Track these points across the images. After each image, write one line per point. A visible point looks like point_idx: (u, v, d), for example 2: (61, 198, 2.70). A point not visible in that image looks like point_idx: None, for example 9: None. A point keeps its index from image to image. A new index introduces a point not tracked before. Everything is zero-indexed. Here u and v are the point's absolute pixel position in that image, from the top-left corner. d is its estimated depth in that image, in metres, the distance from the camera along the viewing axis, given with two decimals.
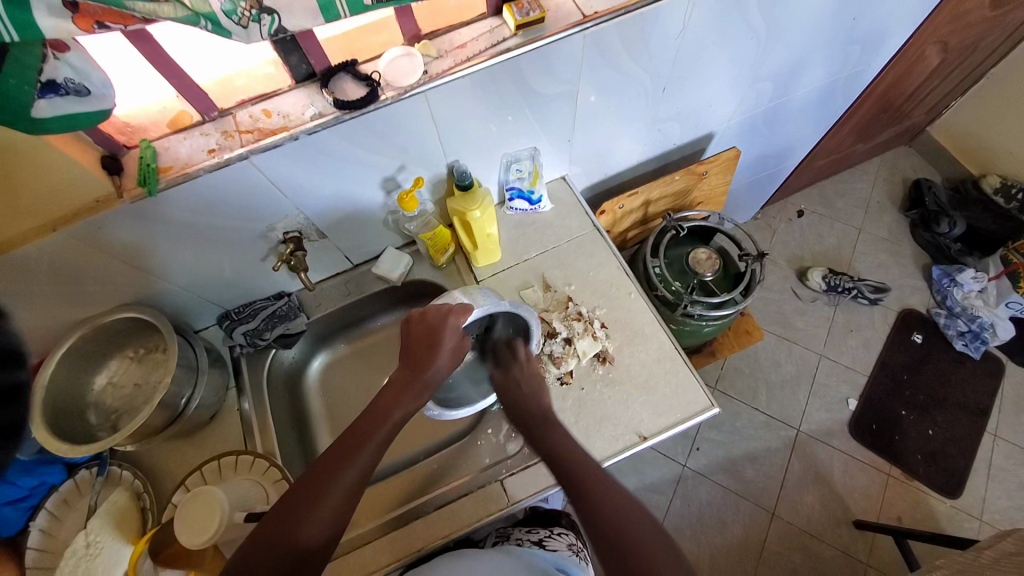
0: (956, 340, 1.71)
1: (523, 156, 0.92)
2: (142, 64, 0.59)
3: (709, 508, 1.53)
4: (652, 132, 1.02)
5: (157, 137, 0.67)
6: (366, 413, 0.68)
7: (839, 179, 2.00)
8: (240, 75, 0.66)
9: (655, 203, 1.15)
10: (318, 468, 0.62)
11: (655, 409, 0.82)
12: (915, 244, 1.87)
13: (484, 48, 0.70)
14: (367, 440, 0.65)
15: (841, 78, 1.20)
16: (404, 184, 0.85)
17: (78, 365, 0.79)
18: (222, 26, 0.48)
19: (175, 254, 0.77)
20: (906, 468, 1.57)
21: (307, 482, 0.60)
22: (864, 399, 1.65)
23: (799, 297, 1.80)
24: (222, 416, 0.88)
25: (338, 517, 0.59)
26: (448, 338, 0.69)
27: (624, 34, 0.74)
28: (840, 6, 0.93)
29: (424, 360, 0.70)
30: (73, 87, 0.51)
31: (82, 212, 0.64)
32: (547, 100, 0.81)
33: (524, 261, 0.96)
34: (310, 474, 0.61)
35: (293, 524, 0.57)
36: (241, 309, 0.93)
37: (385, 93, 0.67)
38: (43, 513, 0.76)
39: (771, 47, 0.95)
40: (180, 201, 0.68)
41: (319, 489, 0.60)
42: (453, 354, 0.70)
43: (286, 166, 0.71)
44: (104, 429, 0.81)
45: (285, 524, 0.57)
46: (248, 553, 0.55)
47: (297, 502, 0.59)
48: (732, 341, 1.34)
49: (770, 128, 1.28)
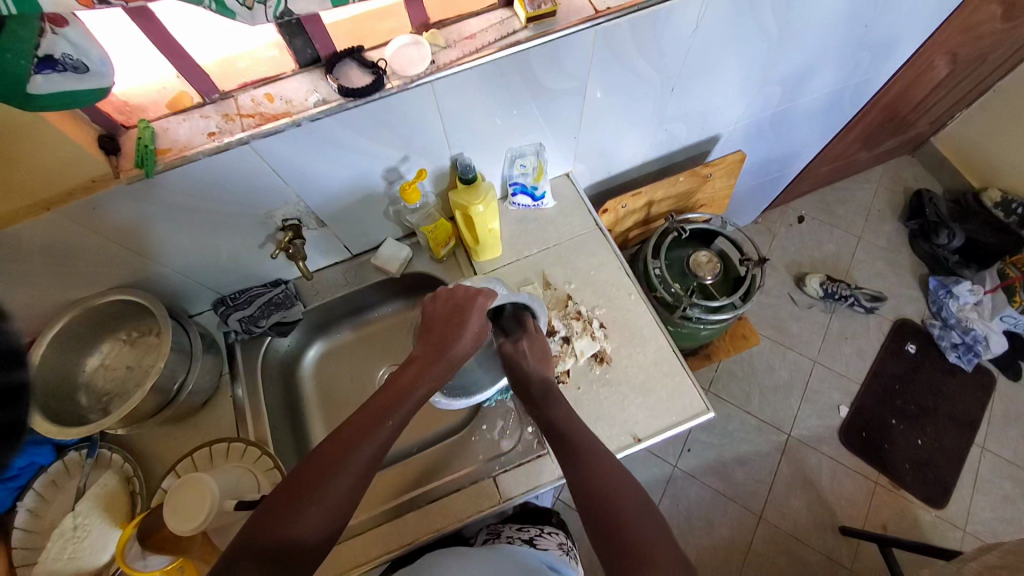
0: (950, 351, 1.72)
1: (528, 152, 0.90)
2: (143, 42, 0.57)
3: (697, 509, 1.54)
4: (657, 132, 1.02)
5: (156, 118, 0.65)
6: (385, 389, 0.68)
7: (841, 187, 2.00)
8: (242, 58, 0.65)
9: (657, 204, 1.14)
10: (337, 440, 0.61)
11: (650, 411, 0.82)
12: (913, 254, 1.88)
13: (493, 39, 0.69)
14: (388, 415, 0.65)
15: (849, 85, 1.19)
16: (407, 175, 0.84)
17: (69, 347, 0.78)
18: (227, 6, 0.47)
19: (171, 237, 0.76)
20: (893, 476, 1.58)
21: (325, 453, 0.59)
22: (856, 406, 1.66)
23: (795, 302, 1.81)
24: (215, 402, 0.87)
25: (354, 489, 0.59)
26: (473, 320, 0.74)
27: (635, 31, 0.73)
28: (853, 12, 0.92)
29: (449, 338, 0.73)
30: (71, 64, 0.50)
31: (78, 192, 0.63)
32: (554, 96, 0.80)
33: (525, 258, 0.95)
34: (328, 446, 0.60)
35: (315, 487, 0.56)
36: (237, 295, 0.92)
37: (391, 82, 0.66)
38: (31, 493, 0.75)
39: (783, 51, 0.94)
40: (182, 181, 0.67)
41: (342, 456, 0.59)
42: (476, 336, 0.75)
43: (290, 151, 0.69)
44: (95, 411, 0.80)
45: (302, 493, 0.56)
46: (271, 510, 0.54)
47: (314, 472, 0.58)
48: (728, 345, 1.34)
49: (776, 133, 1.28)
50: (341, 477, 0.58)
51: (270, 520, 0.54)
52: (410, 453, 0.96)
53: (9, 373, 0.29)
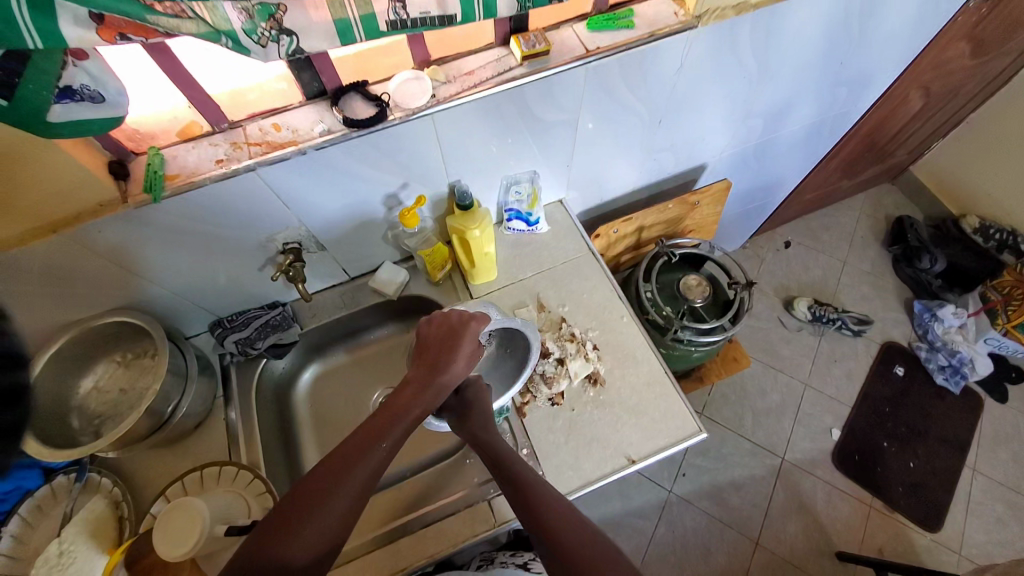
0: (937, 374, 1.75)
1: (523, 179, 0.94)
2: (159, 76, 0.60)
3: (693, 535, 1.52)
4: (648, 161, 1.06)
5: (166, 145, 0.68)
6: (380, 410, 0.68)
7: (826, 213, 2.07)
8: (252, 90, 0.67)
9: (648, 229, 1.18)
10: (330, 462, 0.61)
11: (644, 432, 0.83)
12: (897, 279, 1.93)
13: (491, 75, 0.73)
14: (383, 436, 0.65)
15: (828, 118, 1.26)
16: (406, 201, 0.86)
17: (64, 368, 0.78)
18: (242, 44, 0.50)
19: (172, 259, 0.77)
20: (887, 500, 1.58)
21: (317, 476, 0.59)
22: (847, 429, 1.68)
23: (785, 326, 1.84)
24: (209, 425, 0.87)
25: (347, 513, 0.58)
26: (466, 343, 0.73)
27: (625, 68, 0.78)
28: (829, 50, 0.99)
29: (443, 361, 0.72)
30: (89, 94, 0.53)
31: (85, 215, 0.65)
32: (549, 127, 0.84)
33: (519, 281, 0.98)
34: (321, 468, 0.60)
35: (303, 518, 0.56)
36: (234, 317, 0.93)
37: (393, 113, 0.70)
38: (16, 519, 0.73)
39: (764, 86, 1.00)
40: (186, 206, 0.69)
41: (331, 483, 0.59)
42: (470, 358, 0.74)
43: (294, 178, 0.72)
44: (86, 434, 0.80)
45: (293, 518, 0.56)
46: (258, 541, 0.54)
47: (306, 494, 0.58)
48: (720, 368, 1.36)
49: (761, 162, 1.33)
50: (333, 501, 0.58)
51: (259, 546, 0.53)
52: (404, 476, 0.95)
53: (10, 374, 0.31)
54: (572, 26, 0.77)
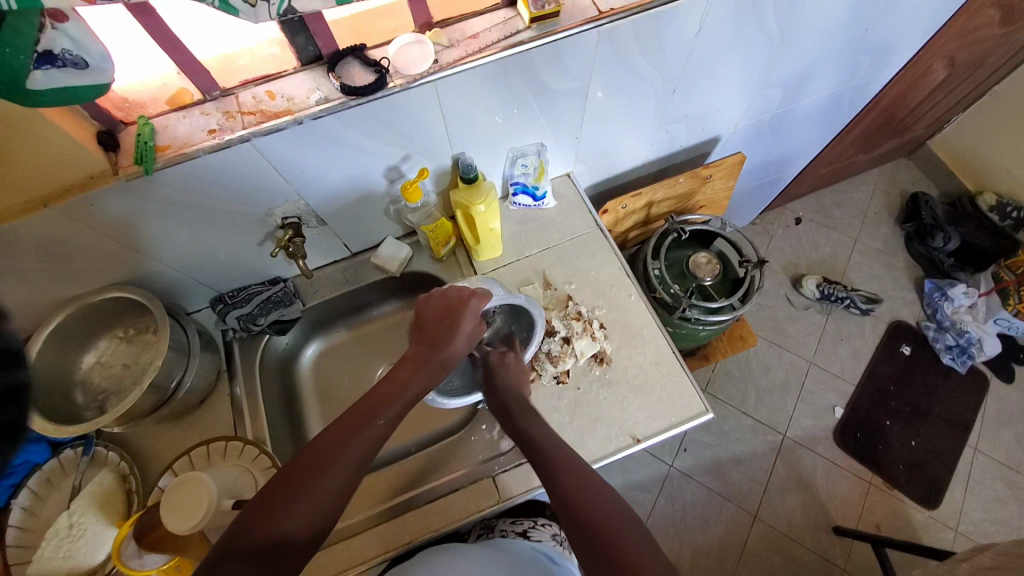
0: (944, 353, 1.73)
1: (529, 151, 0.90)
2: (144, 39, 0.57)
3: (693, 509, 1.55)
4: (659, 133, 1.02)
5: (156, 114, 0.65)
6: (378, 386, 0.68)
7: (838, 189, 2.01)
8: (243, 54, 0.64)
9: (657, 205, 1.15)
10: (327, 437, 0.61)
11: (649, 412, 0.82)
12: (908, 257, 1.89)
13: (496, 39, 0.68)
14: (381, 412, 0.65)
15: (848, 88, 1.20)
16: (408, 174, 0.83)
17: (65, 343, 0.77)
18: (229, 3, 0.46)
19: (168, 233, 0.75)
20: (887, 477, 1.59)
21: (313, 450, 0.59)
22: (851, 407, 1.68)
23: (792, 304, 1.81)
24: (213, 400, 0.87)
25: (345, 486, 0.59)
26: (466, 322, 0.72)
27: (639, 32, 0.73)
28: (855, 14, 0.92)
29: (442, 339, 0.72)
30: (72, 59, 0.50)
31: (76, 188, 0.63)
32: (557, 96, 0.80)
33: (524, 257, 0.95)
34: (319, 442, 0.60)
35: (303, 488, 0.56)
36: (235, 293, 0.91)
37: (393, 81, 0.66)
38: (26, 492, 0.75)
39: (784, 54, 0.94)
40: (178, 179, 0.66)
41: (329, 456, 0.59)
42: (470, 337, 0.73)
43: (290, 149, 0.69)
44: (92, 409, 0.80)
45: (292, 492, 0.56)
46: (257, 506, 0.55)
47: (305, 467, 0.58)
48: (725, 346, 1.34)
49: (775, 135, 1.28)
50: (332, 474, 0.58)
51: (254, 519, 0.53)
52: (408, 452, 0.95)
53: (9, 373, 0.28)
54: None
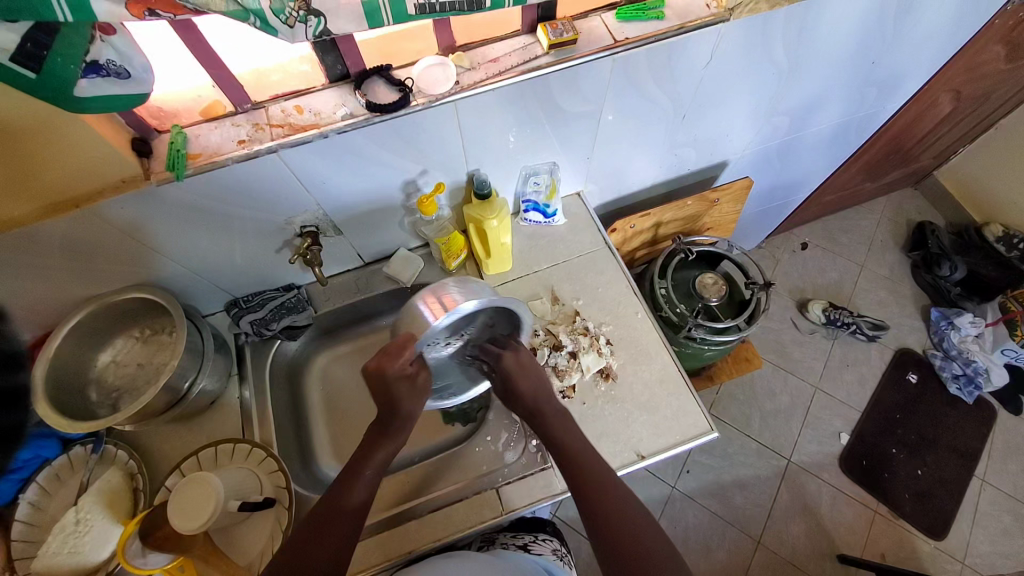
0: (950, 383, 1.72)
1: (542, 170, 0.93)
2: (185, 54, 0.60)
3: (695, 532, 1.53)
4: (669, 156, 1.04)
5: (189, 124, 0.68)
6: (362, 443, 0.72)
7: (845, 216, 2.03)
8: (276, 70, 0.67)
9: (666, 225, 1.17)
10: (332, 496, 0.67)
11: (653, 429, 0.83)
12: (915, 285, 1.89)
13: (516, 63, 0.71)
14: (369, 463, 0.70)
15: (855, 118, 1.23)
16: (425, 188, 0.86)
17: (83, 341, 0.79)
18: (270, 24, 0.49)
19: (190, 237, 0.77)
20: (892, 506, 1.57)
21: (319, 512, 0.65)
22: (856, 434, 1.66)
23: (798, 328, 1.82)
24: (223, 403, 0.88)
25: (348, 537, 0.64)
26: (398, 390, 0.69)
27: (652, 60, 0.76)
28: (861, 48, 0.96)
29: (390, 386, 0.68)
30: (115, 69, 0.53)
31: (108, 191, 0.66)
32: (572, 118, 0.83)
33: (534, 272, 0.97)
34: (322, 508, 0.66)
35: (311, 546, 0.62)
36: (250, 297, 0.93)
37: (416, 99, 0.69)
38: (33, 487, 0.76)
39: (792, 84, 0.97)
40: (206, 186, 0.69)
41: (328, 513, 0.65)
42: (414, 393, 0.70)
43: (315, 162, 0.72)
44: (104, 407, 0.81)
45: (306, 540, 0.63)
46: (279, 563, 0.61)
47: (308, 535, 0.63)
48: (730, 368, 1.35)
49: (783, 160, 1.30)
50: (343, 525, 0.64)
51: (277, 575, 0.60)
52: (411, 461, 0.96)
53: None
54: (601, 15, 0.75)
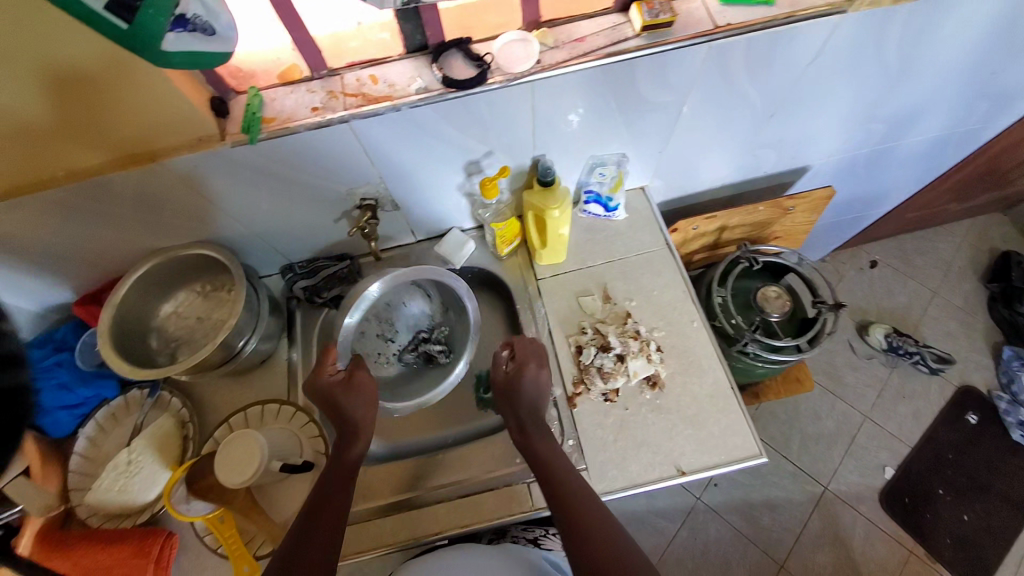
0: (1016, 429, 1.59)
1: (609, 161, 0.88)
2: (269, 14, 0.59)
3: (716, 546, 1.49)
4: (745, 157, 0.97)
5: (265, 87, 0.67)
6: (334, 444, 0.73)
7: (921, 237, 1.87)
8: (355, 37, 0.65)
9: (730, 230, 1.10)
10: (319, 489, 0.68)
11: (697, 444, 0.79)
12: (990, 319, 1.73)
13: (602, 45, 0.67)
14: (344, 450, 0.72)
15: (957, 132, 1.11)
16: (487, 170, 0.83)
17: (148, 290, 0.82)
18: None
19: (255, 200, 0.78)
20: (932, 550, 1.48)
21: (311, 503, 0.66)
22: (903, 470, 1.56)
23: (853, 351, 1.71)
24: (271, 363, 0.90)
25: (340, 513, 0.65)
26: (337, 389, 0.74)
27: (751, 51, 0.70)
28: (984, 55, 0.85)
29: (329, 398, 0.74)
30: (201, 25, 0.52)
31: (184, 148, 0.66)
32: (652, 108, 0.78)
33: (587, 267, 0.94)
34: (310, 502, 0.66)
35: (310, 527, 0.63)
36: (304, 263, 0.94)
37: (493, 77, 0.65)
38: (92, 423, 0.81)
39: (897, 88, 0.88)
40: (276, 151, 0.68)
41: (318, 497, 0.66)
42: (362, 394, 0.75)
43: (383, 135, 0.70)
44: (163, 355, 0.84)
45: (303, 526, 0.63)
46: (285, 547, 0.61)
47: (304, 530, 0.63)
48: (778, 386, 1.28)
49: (867, 172, 1.20)
50: (334, 506, 0.66)
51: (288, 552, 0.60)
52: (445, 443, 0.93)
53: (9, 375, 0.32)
54: None
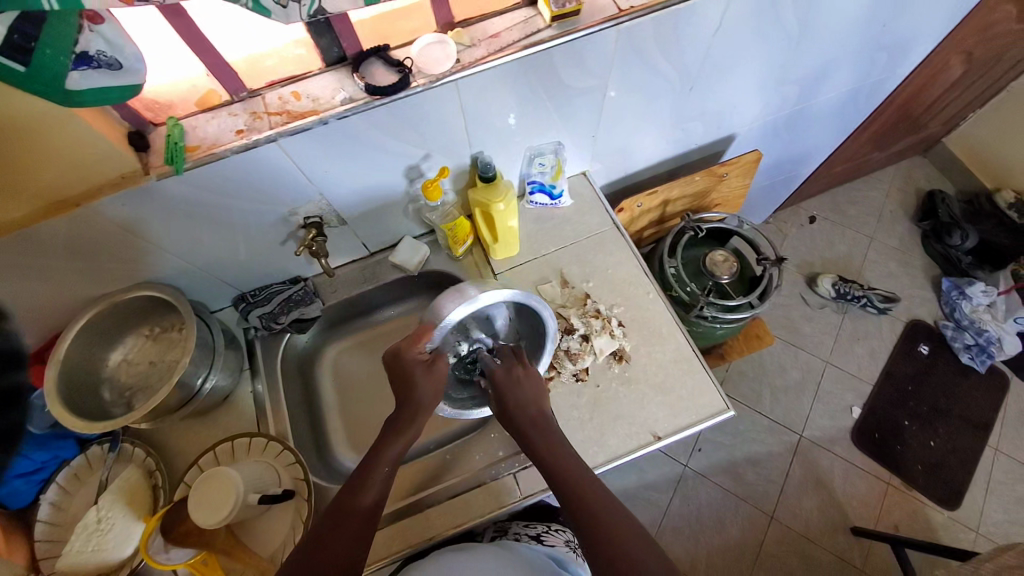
0: (962, 353, 1.71)
1: (547, 151, 0.91)
2: (177, 43, 0.59)
3: (709, 509, 1.53)
4: (674, 131, 1.02)
5: (185, 115, 0.66)
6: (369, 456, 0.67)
7: (853, 187, 1.99)
8: (269, 56, 0.65)
9: (673, 203, 1.14)
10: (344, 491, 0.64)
11: (669, 410, 0.82)
12: (925, 255, 1.87)
13: (517, 38, 0.69)
14: (376, 470, 0.65)
15: (865, 85, 1.19)
16: (428, 173, 0.84)
17: (92, 341, 0.79)
18: (262, 5, 0.47)
19: (193, 233, 0.76)
20: (905, 478, 1.57)
21: (336, 503, 0.62)
22: (868, 406, 1.66)
23: (807, 303, 1.80)
24: (235, 399, 0.88)
25: (356, 543, 0.59)
26: (416, 366, 0.72)
27: (659, 29, 0.74)
28: (872, 11, 0.92)
29: (403, 391, 0.71)
30: (106, 61, 0.51)
31: (107, 188, 0.64)
32: (577, 94, 0.80)
33: (542, 256, 0.96)
34: (336, 503, 0.62)
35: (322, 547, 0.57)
36: (257, 292, 0.92)
37: (416, 80, 0.67)
38: (54, 487, 0.78)
39: (801, 50, 0.94)
40: (205, 179, 0.67)
41: (335, 520, 0.60)
42: (433, 379, 0.72)
43: (314, 151, 0.70)
44: (119, 406, 0.81)
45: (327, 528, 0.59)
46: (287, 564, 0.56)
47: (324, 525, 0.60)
48: (742, 345, 1.33)
49: (792, 132, 1.27)
50: (347, 533, 0.59)
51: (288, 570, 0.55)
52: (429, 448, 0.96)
53: None
54: None
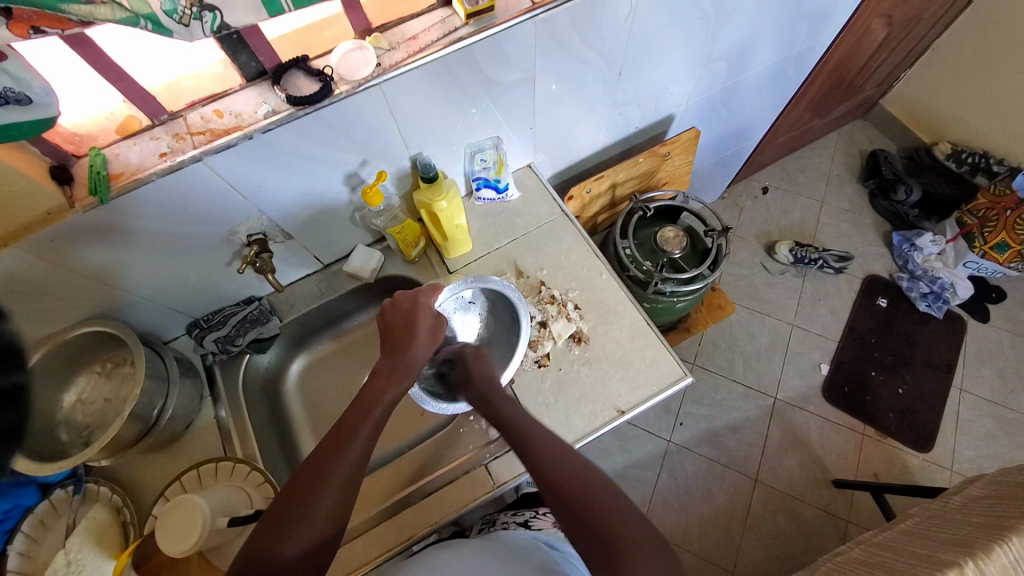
0: (920, 301, 1.78)
1: (486, 146, 0.92)
2: (87, 73, 0.57)
3: (695, 479, 1.57)
4: (612, 116, 1.05)
5: (107, 145, 0.65)
6: (349, 410, 0.69)
7: (800, 154, 2.07)
8: (187, 77, 0.65)
9: (621, 185, 1.17)
10: (316, 458, 0.63)
11: (631, 384, 0.84)
12: (875, 213, 1.94)
13: (436, 37, 0.70)
14: (359, 429, 0.66)
15: (792, 56, 1.24)
16: (368, 178, 0.85)
17: (44, 383, 0.76)
18: (163, 26, 0.47)
19: (134, 263, 0.75)
20: (880, 427, 1.63)
21: (310, 468, 0.62)
22: (836, 363, 1.72)
23: (769, 270, 1.86)
24: (199, 425, 0.87)
25: (336, 507, 0.59)
26: (424, 319, 0.77)
27: (575, 18, 0.76)
28: None
29: (405, 343, 0.75)
30: (15, 96, 0.50)
31: (35, 225, 0.63)
32: (505, 88, 0.82)
33: (494, 250, 0.97)
34: (319, 454, 0.63)
35: (294, 520, 0.57)
36: (210, 316, 0.91)
37: (338, 87, 0.67)
38: (21, 537, 0.71)
39: (722, 27, 0.97)
40: (134, 206, 0.67)
41: (313, 485, 0.60)
42: (431, 334, 0.77)
43: (243, 166, 0.70)
44: (77, 446, 0.79)
45: (304, 491, 0.59)
46: (259, 537, 0.56)
47: (296, 497, 0.59)
48: (705, 317, 1.37)
49: (728, 107, 1.31)
50: (327, 497, 0.59)
51: (270, 542, 0.55)
52: (403, 451, 0.96)
53: None
54: None
